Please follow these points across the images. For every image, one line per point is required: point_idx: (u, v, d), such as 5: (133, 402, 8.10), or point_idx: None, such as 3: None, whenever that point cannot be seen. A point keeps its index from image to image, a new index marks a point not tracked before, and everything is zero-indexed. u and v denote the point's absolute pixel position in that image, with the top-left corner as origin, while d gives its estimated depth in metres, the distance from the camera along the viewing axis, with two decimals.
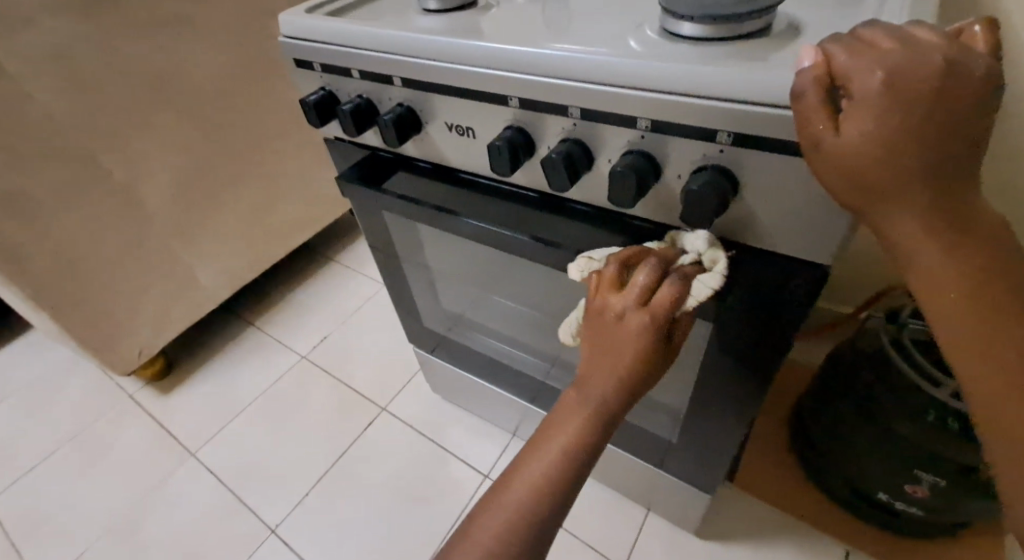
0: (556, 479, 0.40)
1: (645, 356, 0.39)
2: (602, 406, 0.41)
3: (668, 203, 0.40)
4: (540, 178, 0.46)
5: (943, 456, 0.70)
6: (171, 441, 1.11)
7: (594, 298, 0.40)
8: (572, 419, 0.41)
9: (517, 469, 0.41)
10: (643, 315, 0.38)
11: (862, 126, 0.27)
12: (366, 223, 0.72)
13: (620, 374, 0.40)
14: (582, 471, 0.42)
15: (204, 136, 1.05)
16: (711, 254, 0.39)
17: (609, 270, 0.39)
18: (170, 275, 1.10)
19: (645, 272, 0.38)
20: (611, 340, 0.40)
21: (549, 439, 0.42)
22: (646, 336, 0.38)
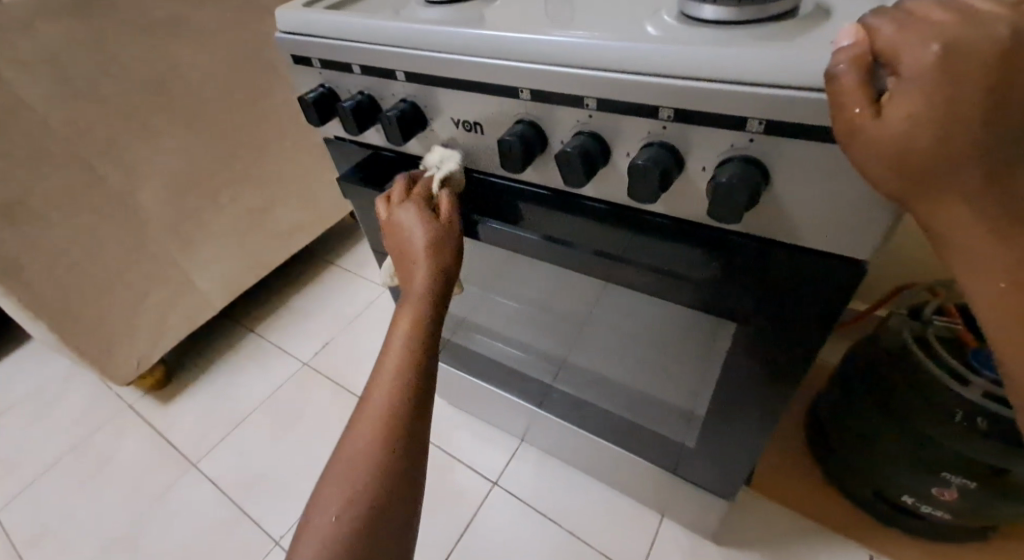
0: (395, 407, 0.40)
1: (432, 246, 0.44)
2: (411, 317, 0.42)
3: (691, 198, 0.38)
4: (552, 174, 0.44)
5: (973, 457, 0.67)
6: (171, 451, 1.09)
7: (384, 234, 0.47)
8: (392, 345, 0.42)
9: (353, 427, 0.40)
10: (408, 209, 0.45)
11: (912, 109, 0.25)
12: (368, 225, 0.70)
13: (418, 280, 0.43)
14: (420, 392, 0.41)
15: (201, 140, 1.03)
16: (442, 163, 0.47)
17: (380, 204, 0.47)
18: (168, 282, 1.08)
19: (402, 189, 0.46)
20: (400, 243, 0.45)
21: (378, 374, 0.42)
22: (420, 225, 0.44)
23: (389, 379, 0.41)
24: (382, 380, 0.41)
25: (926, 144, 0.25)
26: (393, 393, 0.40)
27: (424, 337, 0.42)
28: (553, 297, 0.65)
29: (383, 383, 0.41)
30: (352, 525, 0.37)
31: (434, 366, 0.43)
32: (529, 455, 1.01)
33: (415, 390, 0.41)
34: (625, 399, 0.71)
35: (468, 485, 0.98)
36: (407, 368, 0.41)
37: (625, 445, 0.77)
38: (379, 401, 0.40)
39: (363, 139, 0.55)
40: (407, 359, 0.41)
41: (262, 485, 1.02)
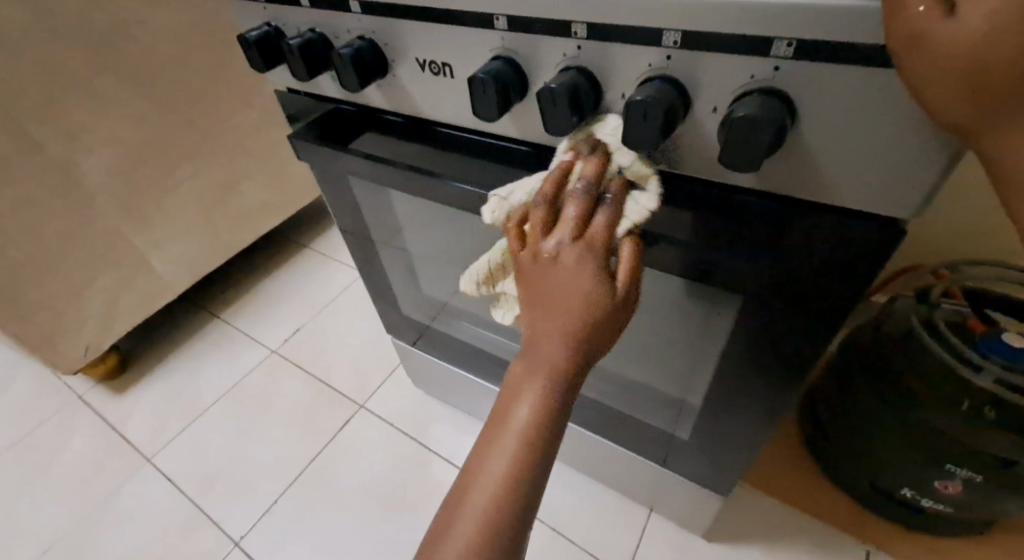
0: (512, 498, 0.32)
1: (596, 315, 0.31)
2: (536, 403, 0.32)
3: (698, 150, 0.32)
4: (534, 126, 0.37)
5: (981, 449, 0.63)
6: (125, 446, 1.01)
7: (523, 265, 0.33)
8: (506, 426, 0.33)
9: (448, 513, 0.33)
10: (579, 248, 0.31)
11: (991, 8, 0.20)
12: (331, 193, 0.63)
13: (552, 352, 0.32)
14: (533, 496, 0.33)
15: (155, 109, 0.94)
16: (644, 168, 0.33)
17: (535, 213, 0.33)
18: (120, 263, 1.00)
19: (575, 200, 0.32)
20: (547, 286, 0.32)
21: (484, 457, 0.33)
22: (586, 277, 0.31)
23: (502, 471, 0.32)
24: (487, 474, 0.32)
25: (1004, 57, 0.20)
26: (501, 496, 0.32)
27: (544, 430, 0.33)
28: None
29: (489, 477, 0.32)
30: None
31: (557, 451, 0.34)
32: None
33: (527, 496, 0.32)
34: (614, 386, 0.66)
35: (445, 479, 0.93)
36: (525, 472, 0.32)
37: (613, 437, 0.72)
38: (486, 503, 0.32)
39: (317, 90, 0.47)
40: (524, 458, 0.32)
41: (224, 481, 0.95)
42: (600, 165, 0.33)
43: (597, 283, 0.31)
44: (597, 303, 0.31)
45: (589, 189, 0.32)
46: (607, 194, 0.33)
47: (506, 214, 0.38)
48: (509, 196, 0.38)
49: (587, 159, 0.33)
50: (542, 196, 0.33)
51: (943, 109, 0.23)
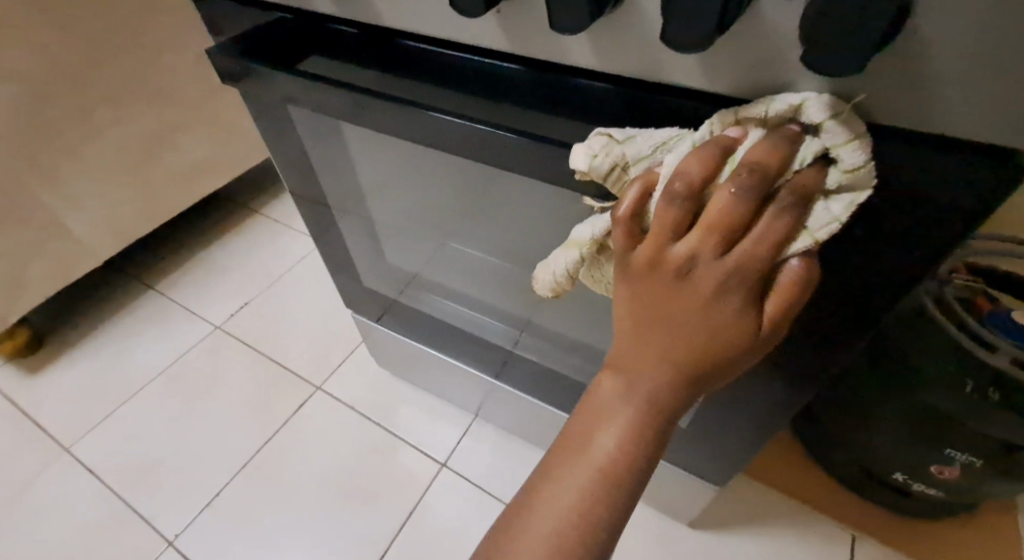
0: (585, 535, 0.28)
1: (719, 347, 0.26)
2: (629, 429, 0.28)
3: (756, 54, 0.24)
4: (527, 31, 0.28)
5: (984, 433, 0.59)
6: (40, 433, 0.89)
7: (639, 268, 0.27)
8: (583, 452, 0.29)
9: (513, 530, 0.30)
10: (723, 267, 0.25)
11: None
12: (273, 137, 0.53)
13: (660, 378, 0.28)
14: (616, 531, 0.29)
15: (64, 41, 0.80)
16: (863, 172, 0.24)
17: (670, 206, 0.25)
18: (28, 222, 0.86)
19: (728, 198, 0.24)
20: (667, 304, 0.26)
21: (561, 478, 0.29)
22: (723, 303, 0.25)
23: (577, 504, 0.28)
24: (565, 498, 0.29)
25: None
26: (580, 527, 0.28)
27: (629, 466, 0.28)
28: (515, 240, 0.51)
29: (566, 503, 0.29)
30: None
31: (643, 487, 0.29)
32: (484, 432, 0.89)
33: (605, 533, 0.28)
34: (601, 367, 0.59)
35: (410, 467, 0.85)
36: (602, 508, 0.28)
37: None
38: (561, 530, 0.28)
39: None
40: (609, 489, 0.28)
41: (157, 472, 0.85)
42: (786, 151, 0.24)
43: (734, 313, 0.26)
44: (729, 335, 0.26)
45: (761, 186, 0.24)
46: (783, 196, 0.24)
47: (610, 163, 0.28)
48: (625, 143, 0.28)
49: (767, 139, 0.24)
50: (683, 184, 0.25)
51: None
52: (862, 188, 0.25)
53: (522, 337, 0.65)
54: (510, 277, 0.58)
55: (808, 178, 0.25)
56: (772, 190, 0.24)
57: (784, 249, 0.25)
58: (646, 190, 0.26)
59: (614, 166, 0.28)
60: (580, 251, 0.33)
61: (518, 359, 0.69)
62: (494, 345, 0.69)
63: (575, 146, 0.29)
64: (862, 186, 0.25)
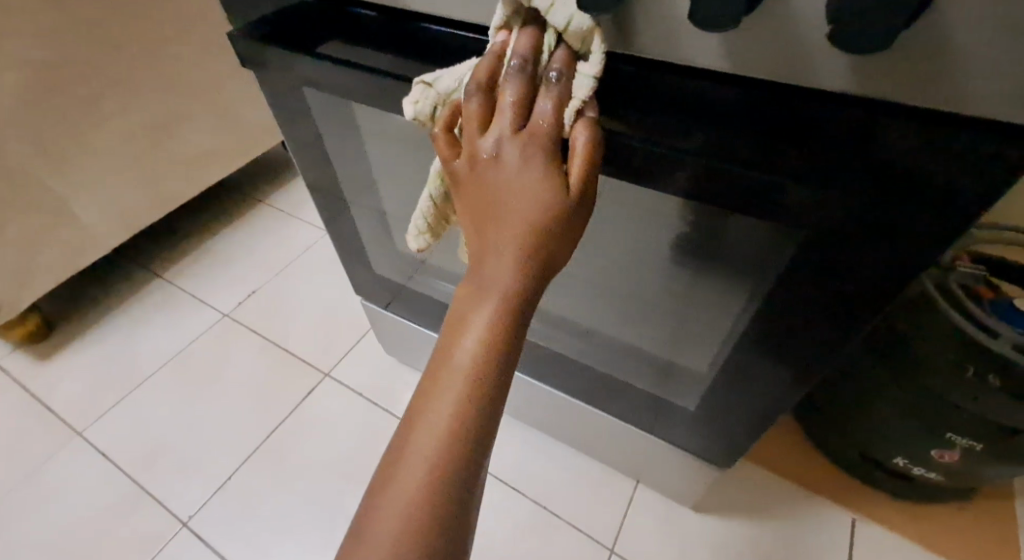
0: (459, 435, 0.27)
1: (546, 216, 0.27)
2: (484, 323, 0.28)
3: (784, 36, 0.24)
4: None
5: (985, 418, 0.61)
6: (51, 418, 0.90)
7: (468, 171, 0.29)
8: (448, 360, 0.28)
9: (391, 459, 0.28)
10: (521, 142, 0.27)
11: None
12: (288, 123, 0.54)
13: (501, 266, 0.28)
14: (491, 428, 0.28)
15: (71, 27, 0.80)
16: (592, 32, 0.27)
17: (469, 109, 0.28)
18: (38, 208, 0.86)
19: (508, 88, 0.27)
20: (494, 188, 0.28)
21: (429, 391, 0.28)
22: (530, 175, 0.27)
23: (448, 409, 0.27)
24: (433, 409, 0.28)
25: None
26: (451, 431, 0.27)
27: (491, 357, 0.28)
28: None
29: (436, 413, 0.28)
30: None
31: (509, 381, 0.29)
32: None
33: (477, 431, 0.28)
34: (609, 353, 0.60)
35: None
36: (471, 405, 0.27)
37: (605, 406, 0.66)
38: (434, 441, 0.27)
39: None
40: (473, 387, 0.27)
41: (168, 457, 0.86)
42: (536, 37, 0.28)
43: (547, 180, 0.27)
44: (546, 205, 0.27)
45: (525, 70, 0.27)
46: (548, 72, 0.27)
47: (434, 102, 0.32)
48: (436, 82, 0.32)
49: (523, 31, 0.28)
50: (474, 88, 0.28)
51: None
52: (597, 37, 0.27)
53: None
54: None
55: (561, 53, 0.28)
56: (538, 73, 0.28)
57: (564, 114, 0.27)
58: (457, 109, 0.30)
59: (436, 105, 0.32)
60: (437, 186, 0.37)
61: None
62: None
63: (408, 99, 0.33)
64: (598, 39, 0.27)
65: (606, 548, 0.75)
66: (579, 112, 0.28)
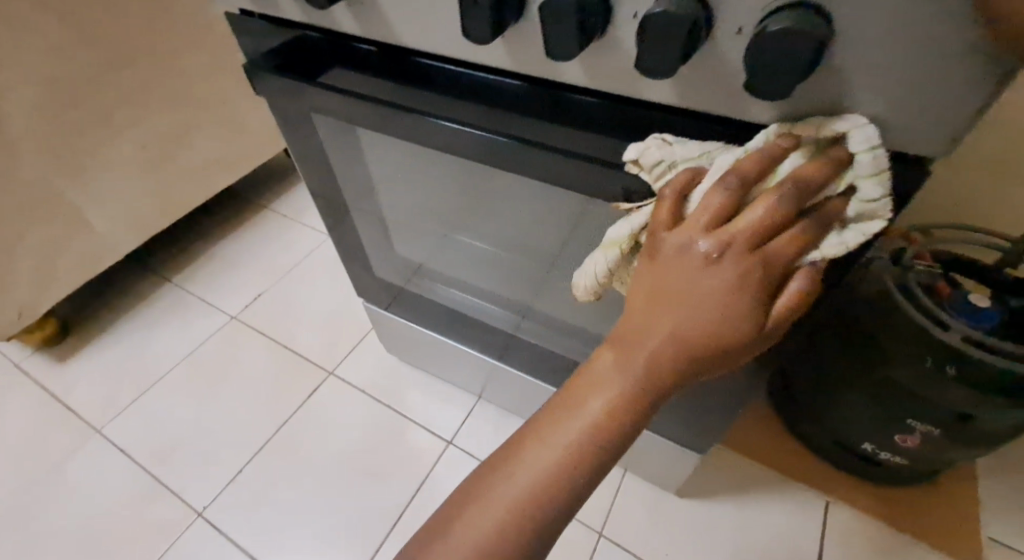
0: (566, 479, 0.31)
1: (722, 335, 0.28)
2: (619, 396, 0.31)
3: (717, 78, 0.29)
4: (527, 54, 0.33)
5: (941, 404, 0.66)
6: (70, 417, 0.95)
7: (672, 254, 0.29)
8: (576, 410, 0.32)
9: (495, 476, 0.32)
10: (747, 264, 0.27)
11: None
12: (294, 139, 0.58)
13: (650, 357, 0.30)
14: (585, 489, 0.32)
15: (83, 44, 0.84)
16: (879, 204, 0.28)
17: (713, 196, 0.27)
18: (53, 218, 0.91)
19: (766, 205, 0.26)
20: (685, 289, 0.28)
21: (546, 434, 0.32)
22: (738, 295, 0.27)
23: (563, 455, 0.31)
24: (545, 452, 0.31)
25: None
26: (550, 476, 0.31)
27: (615, 426, 0.31)
28: (518, 232, 0.57)
29: (545, 455, 0.31)
30: None
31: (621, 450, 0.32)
32: (487, 412, 0.95)
33: (582, 482, 0.31)
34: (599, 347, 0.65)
35: (418, 445, 0.91)
36: (586, 460, 0.31)
37: None
38: (536, 477, 0.31)
39: (275, 12, 0.41)
40: (585, 450, 0.31)
41: (182, 452, 0.90)
42: (829, 169, 0.27)
43: (746, 308, 0.27)
44: (733, 328, 0.28)
45: (799, 198, 0.27)
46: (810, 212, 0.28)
47: (662, 159, 0.32)
48: (677, 144, 0.32)
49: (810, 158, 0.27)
50: (735, 179, 0.27)
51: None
52: (877, 223, 0.29)
53: (525, 324, 0.71)
54: (513, 268, 0.63)
55: (835, 201, 0.28)
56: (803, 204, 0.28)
57: (801, 256, 0.28)
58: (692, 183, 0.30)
59: (663, 163, 0.32)
60: (610, 237, 0.36)
61: (520, 342, 0.74)
62: (498, 330, 0.75)
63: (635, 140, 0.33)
64: (877, 220, 0.28)
65: (595, 532, 0.80)
66: (809, 260, 0.28)
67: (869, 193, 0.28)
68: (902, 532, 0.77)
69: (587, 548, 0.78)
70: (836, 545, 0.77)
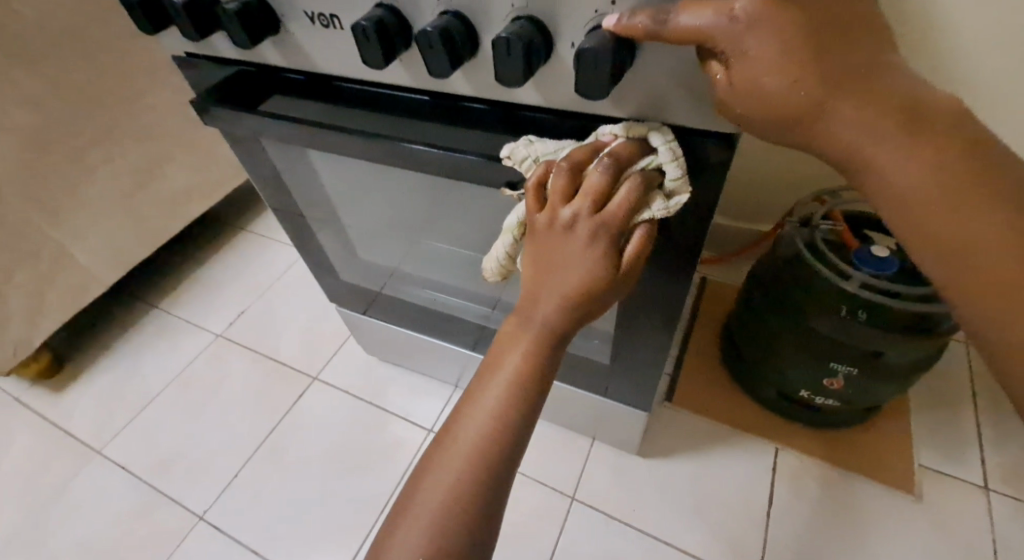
0: (498, 437, 0.35)
1: (593, 283, 0.35)
2: (528, 350, 0.37)
3: (565, 81, 0.36)
4: (422, 73, 0.40)
5: (854, 345, 0.73)
6: (72, 441, 1.01)
7: (543, 230, 0.36)
8: (498, 372, 0.37)
9: (443, 444, 0.36)
10: (593, 224, 0.34)
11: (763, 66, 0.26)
12: (251, 164, 0.65)
13: (546, 314, 0.36)
14: (520, 440, 0.36)
15: (53, 91, 0.90)
16: (683, 181, 0.36)
17: (557, 178, 0.35)
18: (37, 256, 0.97)
19: (594, 177, 0.34)
20: (557, 254, 0.35)
21: (478, 397, 0.37)
22: (595, 249, 0.34)
23: (492, 415, 0.36)
24: (480, 410, 0.36)
25: (775, 78, 0.26)
26: (490, 432, 0.36)
27: (533, 378, 0.36)
28: (460, 226, 0.64)
29: (481, 414, 0.36)
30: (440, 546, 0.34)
31: (542, 400, 0.37)
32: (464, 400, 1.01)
33: (516, 436, 0.36)
34: None
35: (402, 436, 0.97)
36: (513, 414, 0.36)
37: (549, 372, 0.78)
38: (477, 435, 0.36)
39: (214, 51, 0.48)
40: (515, 398, 0.36)
41: (180, 463, 0.96)
42: (633, 150, 0.35)
43: (604, 258, 0.35)
44: (599, 275, 0.35)
45: (617, 166, 0.34)
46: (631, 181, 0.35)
47: (528, 157, 0.39)
48: (538, 143, 0.39)
49: (625, 143, 0.36)
50: (566, 165, 0.35)
51: (758, 130, 0.29)
52: (682, 196, 0.37)
53: (491, 313, 0.78)
54: (466, 259, 0.71)
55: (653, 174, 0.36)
56: (624, 178, 0.35)
57: (637, 216, 0.35)
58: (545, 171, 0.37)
59: (530, 159, 0.39)
60: (511, 235, 0.43)
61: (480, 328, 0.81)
62: (460, 318, 0.82)
63: (508, 142, 0.41)
64: (684, 193, 0.37)
65: (568, 496, 0.86)
66: (642, 223, 0.36)
67: (674, 174, 0.36)
68: (844, 469, 0.85)
69: (560, 512, 0.85)
70: (784, 485, 0.84)
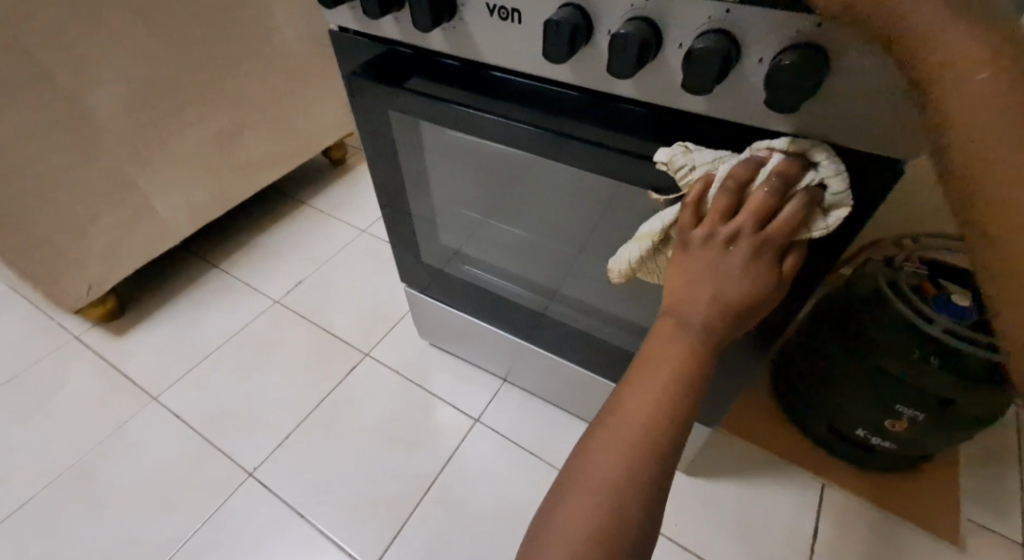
0: (658, 433, 0.36)
1: (753, 296, 0.37)
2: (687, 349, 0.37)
3: (743, 96, 0.37)
4: (591, 70, 0.42)
5: (924, 388, 0.73)
6: (131, 385, 1.03)
7: (698, 246, 0.37)
8: (654, 371, 0.37)
9: (602, 430, 0.37)
10: (755, 242, 0.36)
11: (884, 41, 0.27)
12: (368, 139, 0.67)
13: (703, 319, 0.37)
14: (679, 438, 0.36)
15: (163, 43, 0.94)
16: (844, 196, 0.37)
17: (719, 198, 0.36)
18: (124, 201, 1.00)
19: (758, 197, 0.35)
20: (712, 269, 0.37)
21: (637, 389, 0.37)
22: (753, 265, 0.36)
23: (652, 410, 0.36)
24: (643, 401, 0.36)
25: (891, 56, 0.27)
26: (650, 428, 0.36)
27: (692, 378, 0.37)
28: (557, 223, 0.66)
29: (641, 411, 0.36)
30: (599, 535, 0.34)
31: (699, 400, 0.37)
32: (511, 394, 1.03)
33: (675, 436, 0.36)
34: (622, 331, 0.73)
35: (448, 422, 0.99)
36: (672, 412, 0.36)
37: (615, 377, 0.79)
38: (637, 430, 0.36)
39: (377, 30, 0.51)
40: (676, 390, 0.36)
41: (231, 420, 0.99)
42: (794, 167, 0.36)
43: (761, 272, 0.37)
44: (759, 287, 0.37)
45: (783, 186, 0.36)
46: (793, 199, 0.36)
47: (683, 163, 0.40)
48: (696, 152, 0.40)
49: (784, 160, 0.37)
50: (730, 185, 0.36)
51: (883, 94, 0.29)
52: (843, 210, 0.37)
53: (551, 306, 0.79)
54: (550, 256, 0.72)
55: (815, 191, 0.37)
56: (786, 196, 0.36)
57: (796, 233, 0.37)
58: (703, 186, 0.38)
59: (685, 166, 0.40)
60: (647, 243, 0.44)
61: (547, 326, 0.83)
62: (529, 314, 0.83)
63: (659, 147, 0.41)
64: (845, 207, 0.37)
65: None
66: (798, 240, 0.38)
67: (836, 189, 0.37)
68: (890, 514, 0.85)
69: None
70: (828, 520, 0.84)
